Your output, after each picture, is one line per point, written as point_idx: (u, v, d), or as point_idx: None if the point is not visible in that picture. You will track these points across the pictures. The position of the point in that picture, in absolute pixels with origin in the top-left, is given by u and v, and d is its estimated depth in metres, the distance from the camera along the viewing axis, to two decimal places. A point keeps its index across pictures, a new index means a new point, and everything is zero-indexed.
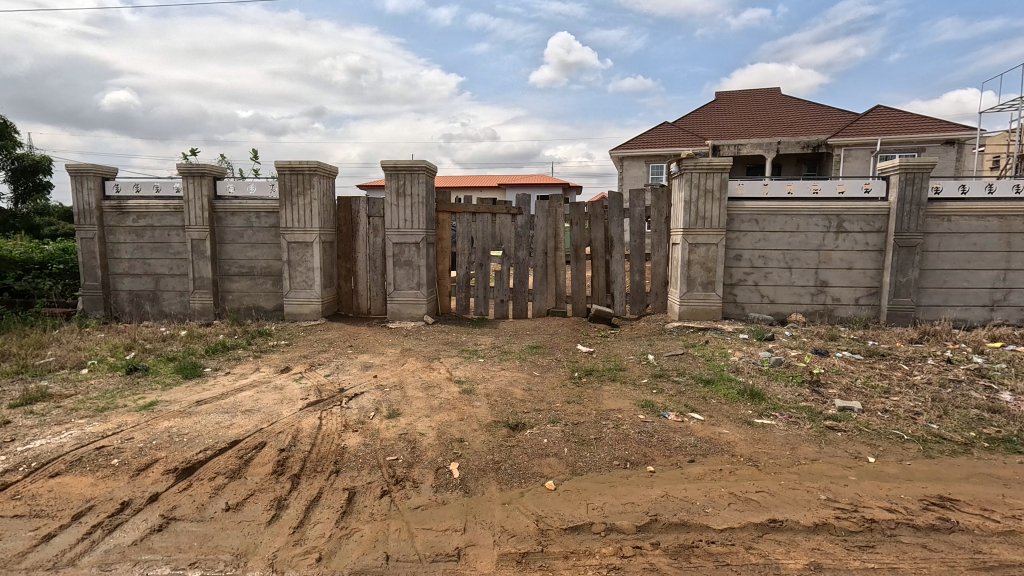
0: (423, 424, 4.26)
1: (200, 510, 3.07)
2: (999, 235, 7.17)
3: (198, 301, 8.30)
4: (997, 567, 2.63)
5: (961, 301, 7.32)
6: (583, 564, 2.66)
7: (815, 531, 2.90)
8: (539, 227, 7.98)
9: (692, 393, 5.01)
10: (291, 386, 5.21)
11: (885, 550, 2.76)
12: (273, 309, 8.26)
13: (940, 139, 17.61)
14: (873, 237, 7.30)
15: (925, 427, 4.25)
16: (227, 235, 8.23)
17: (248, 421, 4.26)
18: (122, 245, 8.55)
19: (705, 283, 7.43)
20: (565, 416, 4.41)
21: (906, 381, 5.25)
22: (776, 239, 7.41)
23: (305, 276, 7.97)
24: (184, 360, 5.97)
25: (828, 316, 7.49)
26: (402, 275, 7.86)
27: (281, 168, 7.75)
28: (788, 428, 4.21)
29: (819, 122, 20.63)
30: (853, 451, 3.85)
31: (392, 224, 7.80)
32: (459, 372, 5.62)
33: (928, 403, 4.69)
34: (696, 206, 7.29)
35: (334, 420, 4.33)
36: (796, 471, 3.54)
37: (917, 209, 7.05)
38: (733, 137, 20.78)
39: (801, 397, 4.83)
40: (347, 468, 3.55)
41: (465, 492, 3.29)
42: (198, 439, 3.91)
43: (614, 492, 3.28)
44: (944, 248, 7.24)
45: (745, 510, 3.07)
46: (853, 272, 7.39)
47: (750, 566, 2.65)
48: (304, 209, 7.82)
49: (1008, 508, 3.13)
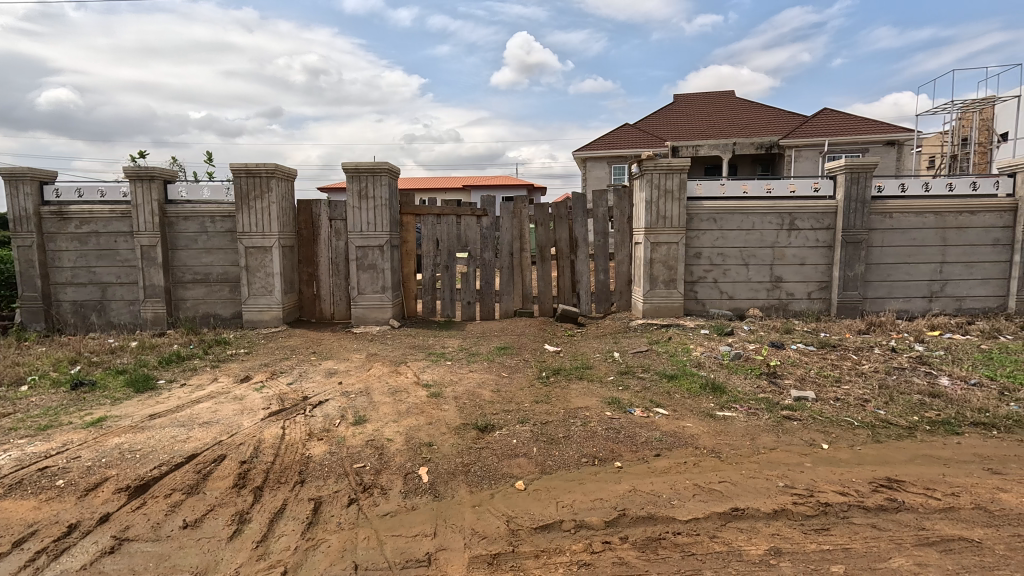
0: (390, 429, 4.20)
1: (155, 529, 2.94)
2: (936, 230, 7.64)
3: (149, 310, 7.92)
4: (940, 542, 2.80)
5: (904, 294, 7.75)
6: (553, 562, 2.68)
7: (775, 517, 3.02)
8: (504, 229, 7.98)
9: (657, 388, 5.13)
10: (252, 395, 5.03)
11: (838, 531, 2.90)
12: (231, 316, 7.98)
13: (882, 140, 18.67)
14: (823, 234, 7.64)
15: (873, 413, 4.49)
16: (180, 241, 7.90)
17: (207, 433, 4.10)
18: (63, 253, 8.08)
19: (667, 281, 7.61)
20: (533, 416, 4.43)
21: (855, 370, 5.54)
22: (733, 237, 7.67)
23: (265, 282, 7.73)
24: (136, 373, 5.69)
25: (784, 310, 7.80)
26: (366, 279, 7.75)
27: (237, 170, 7.51)
28: (748, 419, 4.37)
29: (771, 123, 21.49)
30: (808, 438, 4.03)
31: (355, 227, 7.66)
32: (427, 376, 5.56)
33: (875, 390, 4.95)
34: (657, 205, 7.46)
35: (298, 429, 4.22)
36: (756, 460, 3.68)
37: (862, 207, 7.46)
38: (692, 137, 21.40)
39: (759, 388, 5.03)
40: (313, 478, 3.47)
41: (435, 497, 3.26)
42: (152, 455, 3.73)
43: (583, 489, 3.32)
44: (887, 243, 7.66)
45: (709, 500, 3.17)
46: (806, 268, 7.72)
47: (714, 554, 2.72)
48: (261, 213, 7.59)
49: (948, 486, 3.34)
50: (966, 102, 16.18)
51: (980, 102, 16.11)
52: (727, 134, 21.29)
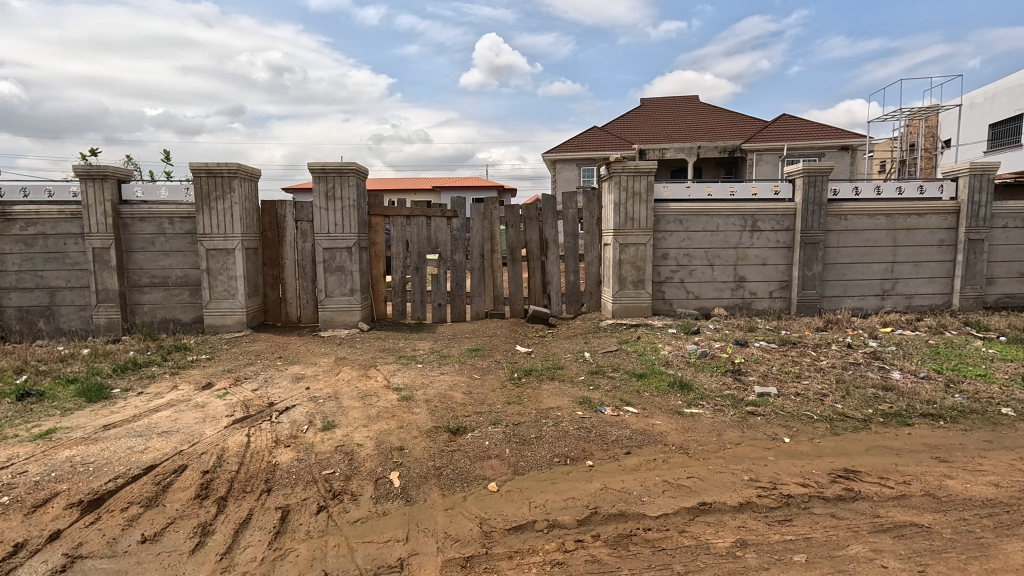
0: (360, 434, 4.13)
1: (111, 545, 2.80)
2: (887, 231, 8.02)
3: (103, 315, 7.56)
4: (893, 528, 2.94)
5: (858, 292, 8.11)
6: (526, 563, 2.69)
7: (740, 510, 3.11)
8: (475, 230, 7.97)
9: (627, 387, 5.21)
10: (214, 403, 4.86)
11: (800, 522, 3.01)
12: (192, 321, 7.70)
13: (837, 145, 19.50)
14: (784, 235, 7.92)
15: (832, 406, 4.68)
16: (136, 244, 7.57)
17: (166, 443, 3.94)
18: (7, 256, 7.63)
19: (636, 281, 7.74)
20: (505, 417, 4.44)
21: (814, 365, 5.76)
22: (699, 238, 7.86)
23: (227, 286, 7.49)
24: (88, 381, 5.42)
25: (747, 309, 8.04)
26: (334, 281, 7.60)
27: (197, 169, 7.25)
28: (714, 416, 4.49)
29: (733, 128, 22.16)
30: (771, 433, 4.17)
31: (322, 229, 7.51)
32: (397, 379, 5.50)
33: (833, 385, 5.17)
34: (625, 207, 7.58)
35: (264, 436, 4.10)
36: (723, 455, 3.78)
37: (819, 209, 7.77)
38: (658, 140, 21.85)
39: (725, 385, 5.17)
40: (280, 486, 3.38)
41: (407, 501, 3.22)
42: (107, 468, 3.56)
43: (556, 488, 3.34)
44: (843, 244, 7.99)
45: (678, 496, 3.24)
46: (767, 268, 7.99)
47: (683, 548, 2.79)
48: (223, 214, 7.36)
49: (901, 474, 3.52)
50: (913, 110, 17.06)
51: (925, 111, 17.03)
52: (692, 137, 21.83)
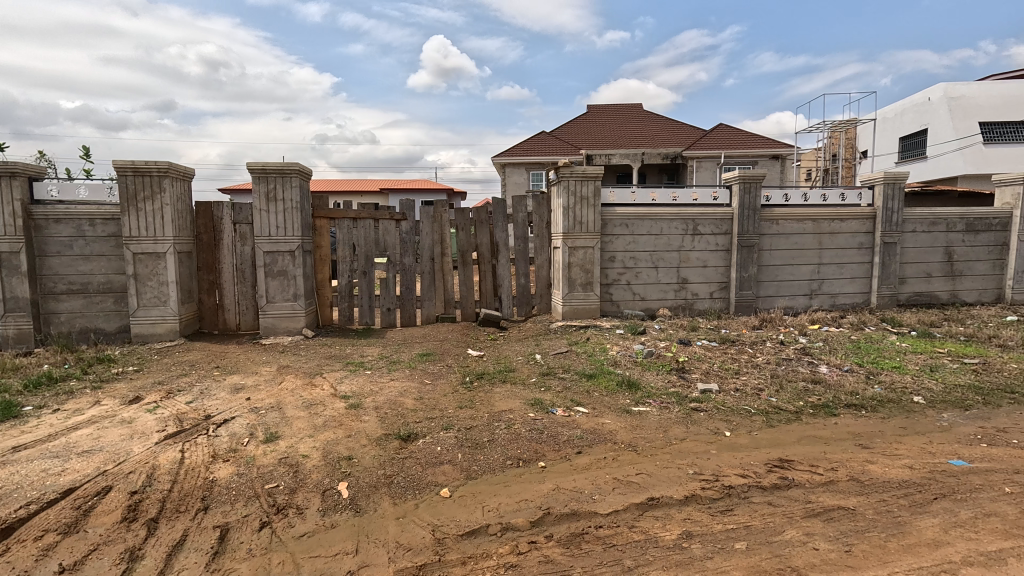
0: (306, 444, 3.97)
1: None
2: (814, 235, 8.60)
3: (11, 326, 6.88)
4: (823, 512, 3.15)
5: (789, 292, 8.64)
6: (480, 567, 2.67)
7: (686, 503, 3.23)
8: (424, 233, 7.88)
9: (577, 388, 5.30)
10: (143, 418, 4.53)
11: (741, 511, 3.17)
12: (117, 330, 7.15)
13: (768, 154, 20.73)
14: (722, 238, 8.33)
15: (767, 400, 4.96)
16: (51, 247, 6.95)
17: (87, 464, 3.63)
18: None
19: (585, 284, 7.90)
20: (457, 421, 4.40)
21: (751, 362, 6.08)
22: (644, 241, 8.13)
23: (158, 292, 7.02)
24: None
25: (690, 309, 8.39)
26: (276, 286, 7.28)
27: (122, 168, 6.76)
28: (661, 413, 4.65)
29: (674, 136, 23.09)
30: (713, 427, 4.36)
31: (263, 231, 7.18)
32: (344, 387, 5.33)
33: (768, 380, 5.48)
34: (574, 211, 7.72)
35: (200, 451, 3.86)
36: (669, 451, 3.92)
37: (754, 214, 8.23)
38: (604, 146, 22.43)
39: (670, 383, 5.37)
40: (218, 504, 3.19)
41: (356, 512, 3.12)
42: (17, 493, 3.24)
43: (508, 491, 3.35)
44: (775, 247, 8.50)
45: (628, 492, 3.32)
46: (708, 270, 8.36)
47: (633, 543, 2.86)
48: (152, 216, 6.89)
49: (829, 462, 3.77)
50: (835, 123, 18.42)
51: (845, 124, 18.42)
52: (636, 144, 22.56)
